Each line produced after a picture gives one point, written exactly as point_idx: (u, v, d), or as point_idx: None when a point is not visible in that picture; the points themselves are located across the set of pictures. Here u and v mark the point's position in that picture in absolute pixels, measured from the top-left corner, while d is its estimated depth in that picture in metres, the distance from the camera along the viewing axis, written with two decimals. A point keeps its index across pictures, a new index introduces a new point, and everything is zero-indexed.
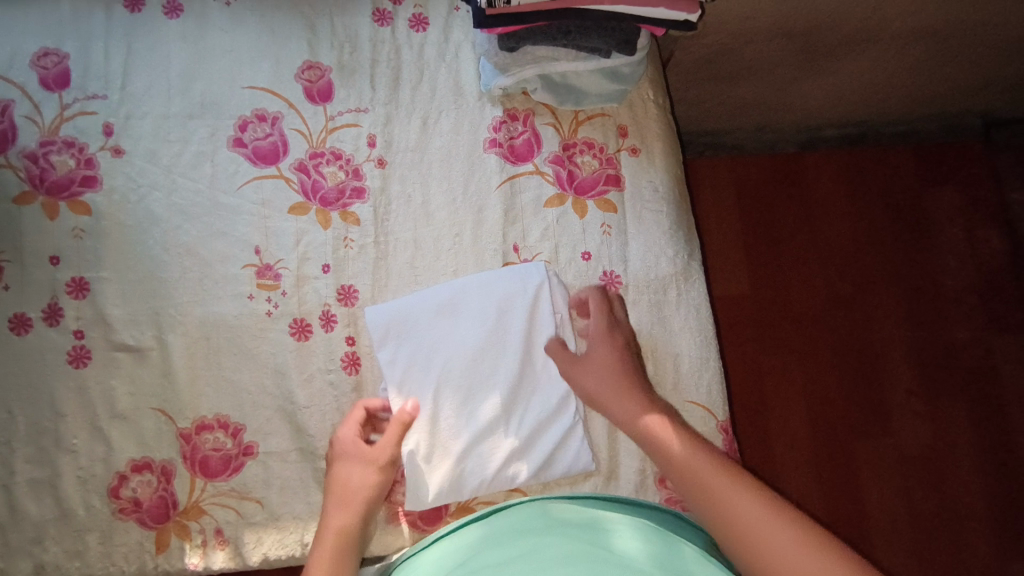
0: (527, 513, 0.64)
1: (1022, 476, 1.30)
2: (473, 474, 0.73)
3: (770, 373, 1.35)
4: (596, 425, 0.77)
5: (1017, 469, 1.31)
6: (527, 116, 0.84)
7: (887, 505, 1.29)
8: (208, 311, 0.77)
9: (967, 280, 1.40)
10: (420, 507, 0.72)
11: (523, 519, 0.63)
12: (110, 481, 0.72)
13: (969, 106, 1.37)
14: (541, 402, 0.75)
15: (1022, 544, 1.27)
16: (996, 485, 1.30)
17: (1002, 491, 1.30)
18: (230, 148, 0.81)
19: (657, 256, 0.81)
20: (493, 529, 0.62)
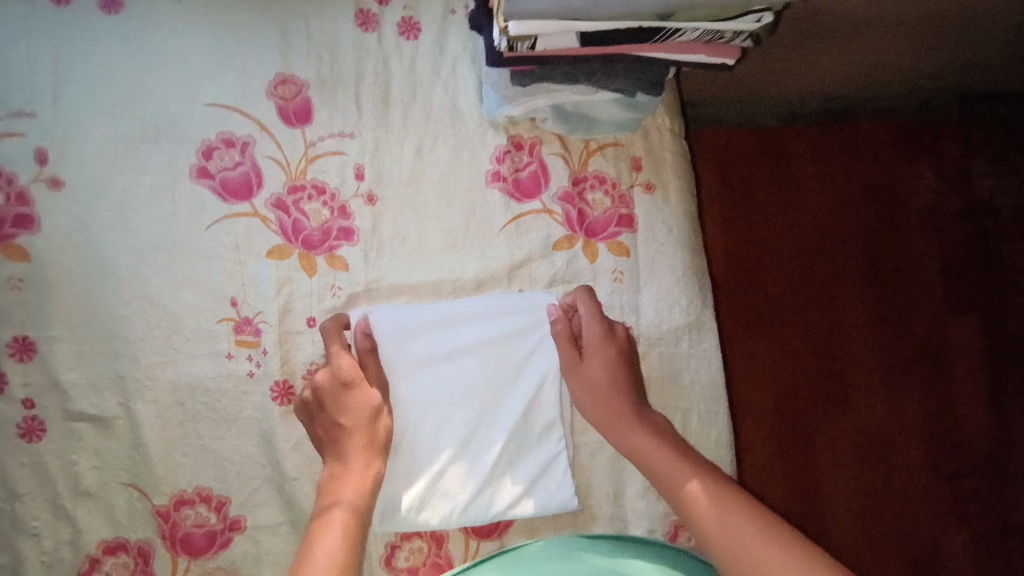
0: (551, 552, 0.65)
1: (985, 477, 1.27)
2: (469, 507, 0.70)
3: (736, 353, 1.29)
4: (601, 481, 0.75)
5: (981, 469, 1.28)
6: (533, 145, 0.75)
7: (842, 488, 1.26)
8: (181, 373, 0.68)
9: (935, 262, 1.34)
10: (385, 531, 0.70)
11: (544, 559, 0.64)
12: (80, 566, 0.65)
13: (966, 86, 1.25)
14: (539, 431, 0.72)
15: (978, 545, 1.25)
16: (959, 484, 1.27)
17: (962, 490, 1.27)
18: (193, 179, 0.70)
19: (670, 306, 0.76)
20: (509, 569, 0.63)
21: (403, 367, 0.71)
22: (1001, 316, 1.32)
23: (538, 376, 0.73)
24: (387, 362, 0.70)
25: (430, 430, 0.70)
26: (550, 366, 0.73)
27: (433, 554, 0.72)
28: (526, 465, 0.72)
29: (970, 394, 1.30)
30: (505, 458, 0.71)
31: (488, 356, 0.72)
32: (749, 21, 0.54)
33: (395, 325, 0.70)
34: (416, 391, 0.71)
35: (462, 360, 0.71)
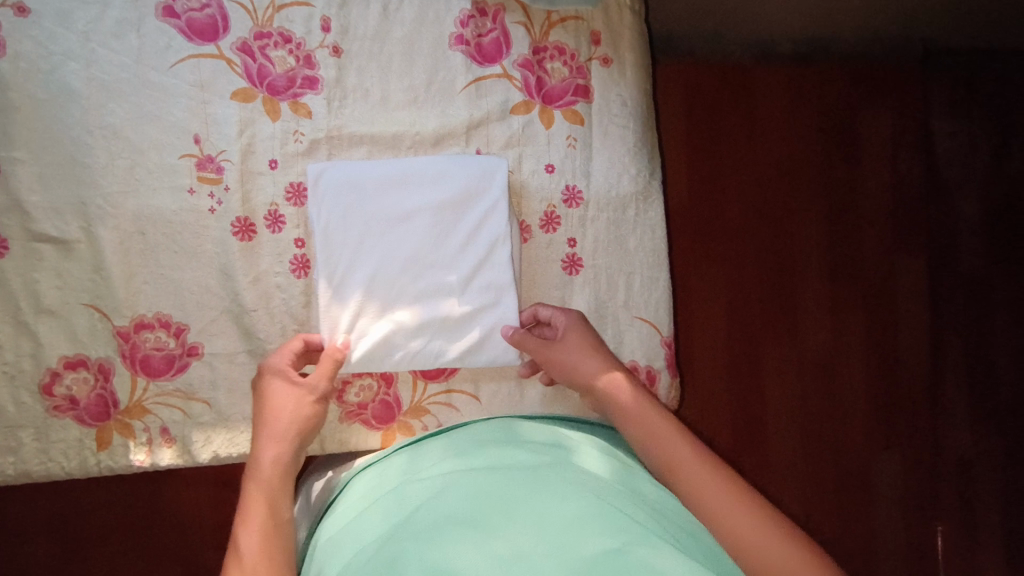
0: (489, 429, 0.71)
1: (907, 396, 1.38)
2: (420, 353, 0.75)
3: (693, 283, 1.34)
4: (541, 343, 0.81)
5: (904, 389, 1.38)
6: (497, 12, 0.78)
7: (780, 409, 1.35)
8: (143, 203, 0.71)
9: (887, 198, 1.40)
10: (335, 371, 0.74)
11: (484, 433, 0.70)
12: (41, 378, 0.69)
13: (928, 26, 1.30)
14: (485, 290, 0.75)
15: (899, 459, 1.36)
16: (885, 403, 1.37)
17: (888, 408, 1.37)
18: (160, 18, 0.71)
19: (619, 174, 0.81)
20: (452, 442, 0.69)
21: (359, 223, 0.73)
22: (932, 249, 1.41)
23: (490, 238, 0.75)
24: (332, 211, 0.73)
25: (385, 280, 0.74)
26: (501, 231, 0.76)
27: (382, 393, 0.79)
28: (476, 319, 0.76)
29: (908, 324, 1.39)
30: (456, 310, 0.75)
31: (444, 215, 0.75)
32: None
33: (356, 183, 0.73)
34: (369, 243, 0.74)
35: (419, 216, 0.75)
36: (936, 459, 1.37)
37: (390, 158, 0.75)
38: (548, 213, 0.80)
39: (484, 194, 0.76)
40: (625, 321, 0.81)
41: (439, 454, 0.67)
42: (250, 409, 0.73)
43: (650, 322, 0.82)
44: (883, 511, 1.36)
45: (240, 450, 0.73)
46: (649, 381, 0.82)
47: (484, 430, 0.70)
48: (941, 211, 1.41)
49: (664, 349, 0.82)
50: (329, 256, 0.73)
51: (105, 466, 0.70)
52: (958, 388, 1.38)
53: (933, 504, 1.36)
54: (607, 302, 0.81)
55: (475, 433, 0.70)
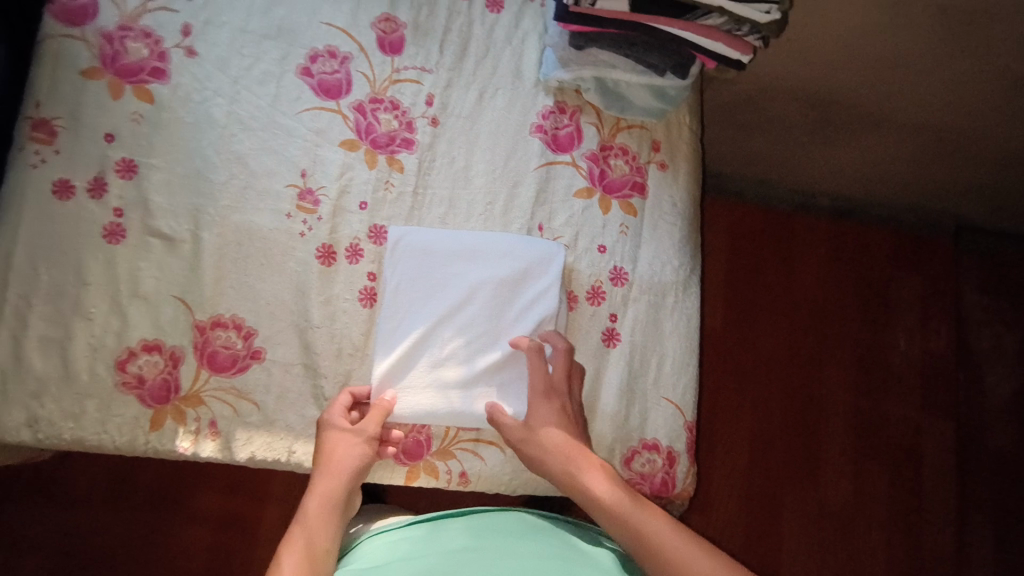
0: (506, 516, 0.75)
1: (924, 547, 1.43)
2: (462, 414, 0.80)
3: (724, 412, 1.45)
4: None
5: (921, 539, 1.43)
6: (574, 112, 0.90)
7: (795, 540, 1.40)
8: (245, 219, 0.81)
9: (915, 360, 1.52)
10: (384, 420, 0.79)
11: (502, 518, 0.75)
12: (119, 354, 0.76)
13: (948, 208, 1.49)
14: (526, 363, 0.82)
15: None
16: (902, 551, 1.42)
17: (905, 557, 1.42)
18: (297, 75, 0.85)
19: (663, 264, 0.88)
20: (473, 523, 0.74)
21: (426, 284, 0.82)
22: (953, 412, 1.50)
23: (538, 318, 0.83)
24: (408, 271, 0.82)
25: (439, 336, 0.81)
26: (553, 308, 0.83)
27: (416, 430, 0.81)
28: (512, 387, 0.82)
29: (932, 486, 1.46)
30: (496, 374, 0.81)
31: (503, 288, 0.83)
32: (760, 12, 0.72)
33: (430, 251, 0.83)
34: (433, 306, 0.82)
35: (480, 287, 0.82)
36: None
37: (465, 231, 0.85)
38: (594, 287, 0.86)
39: (534, 274, 0.84)
40: (652, 398, 0.85)
41: (461, 536, 0.72)
42: (293, 419, 0.78)
43: (676, 404, 0.86)
44: None
45: (276, 455, 0.77)
46: (669, 461, 0.84)
47: (502, 516, 0.75)
48: (969, 386, 1.51)
49: (686, 433, 0.85)
50: (396, 309, 0.81)
51: (152, 446, 0.75)
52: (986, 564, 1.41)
53: None
54: (637, 378, 0.85)
55: (492, 519, 0.75)
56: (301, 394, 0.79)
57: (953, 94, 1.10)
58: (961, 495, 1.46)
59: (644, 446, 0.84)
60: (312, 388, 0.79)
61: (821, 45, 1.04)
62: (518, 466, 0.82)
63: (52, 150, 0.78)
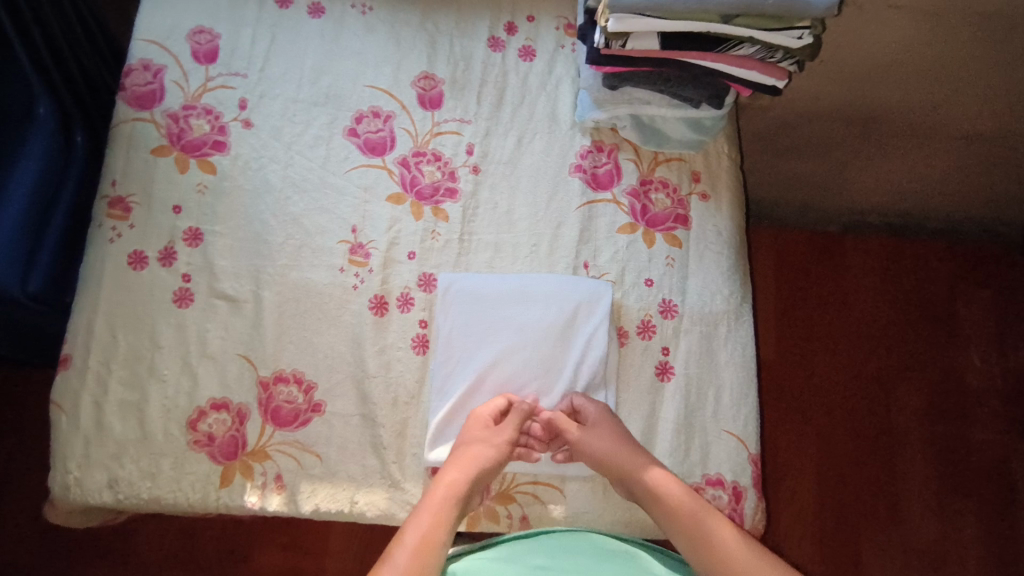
0: (580, 538, 0.74)
1: None
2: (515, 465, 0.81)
3: (788, 445, 1.40)
4: None
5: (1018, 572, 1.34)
6: (612, 149, 0.92)
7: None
8: (302, 276, 0.84)
9: (992, 378, 1.45)
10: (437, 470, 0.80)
11: (576, 540, 0.74)
12: (191, 414, 0.79)
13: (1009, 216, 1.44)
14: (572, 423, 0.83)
15: None
16: None
17: None
18: (344, 136, 0.90)
19: (712, 294, 0.87)
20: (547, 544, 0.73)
21: (477, 329, 0.83)
22: None
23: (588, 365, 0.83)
24: (459, 316, 0.83)
25: (490, 381, 0.83)
26: (602, 348, 0.83)
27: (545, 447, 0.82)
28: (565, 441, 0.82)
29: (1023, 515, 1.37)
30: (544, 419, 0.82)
31: (550, 332, 0.84)
32: (793, 37, 0.72)
33: (480, 295, 0.84)
34: (485, 352, 0.83)
35: (530, 331, 0.84)
36: None
37: (512, 274, 0.86)
38: (645, 320, 0.86)
39: (583, 316, 0.84)
40: (712, 431, 0.83)
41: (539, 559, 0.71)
42: (355, 469, 0.79)
43: (738, 437, 0.83)
44: None
45: (340, 507, 0.78)
46: (735, 497, 0.81)
47: (573, 537, 0.74)
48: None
49: (750, 466, 0.82)
50: (449, 355, 0.83)
51: (222, 502, 0.77)
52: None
53: None
54: (695, 412, 0.83)
55: (565, 543, 0.73)
56: (361, 444, 0.80)
57: (1001, 99, 1.07)
58: None
59: (708, 482, 0.81)
60: (371, 438, 0.80)
61: (858, 63, 1.03)
62: (580, 506, 0.80)
63: (127, 224, 0.83)
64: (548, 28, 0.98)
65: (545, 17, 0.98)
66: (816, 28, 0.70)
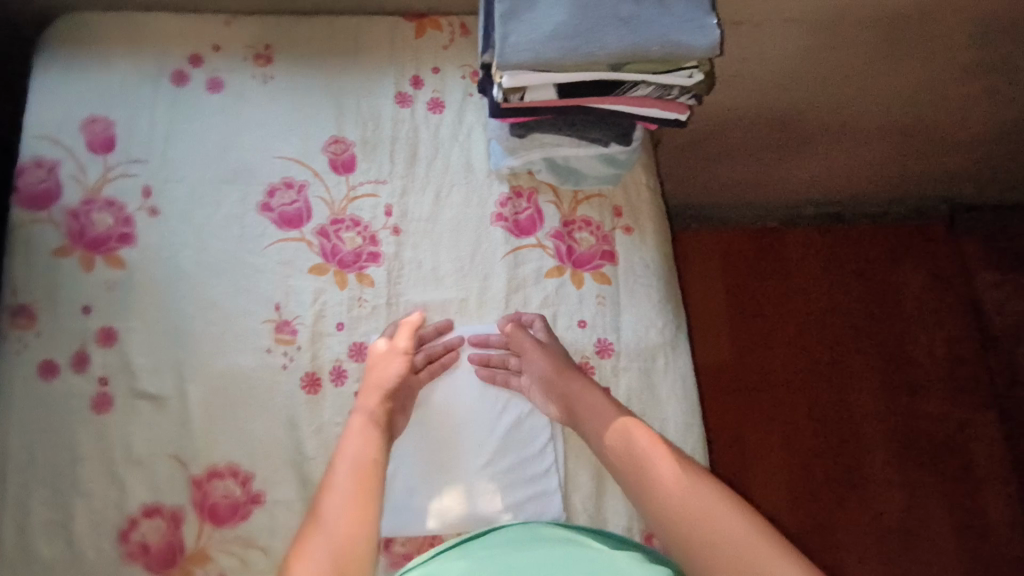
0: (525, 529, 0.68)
1: (995, 547, 1.36)
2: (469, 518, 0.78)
3: (751, 443, 1.41)
4: (580, 512, 0.80)
5: (990, 539, 1.36)
6: (531, 193, 0.92)
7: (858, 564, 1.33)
8: (228, 362, 0.82)
9: (940, 353, 1.49)
10: (393, 535, 0.77)
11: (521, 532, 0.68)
12: (121, 525, 0.75)
13: (935, 194, 1.50)
14: (521, 462, 0.80)
15: None
16: (972, 555, 1.35)
17: (977, 561, 1.34)
18: (258, 212, 0.88)
19: (647, 327, 0.87)
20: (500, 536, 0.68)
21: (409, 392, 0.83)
22: (991, 397, 1.46)
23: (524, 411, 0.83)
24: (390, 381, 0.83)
25: (427, 438, 0.81)
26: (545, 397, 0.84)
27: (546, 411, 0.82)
28: (513, 483, 0.79)
29: (988, 481, 1.40)
30: (499, 472, 0.80)
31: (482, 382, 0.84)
32: (684, 76, 0.73)
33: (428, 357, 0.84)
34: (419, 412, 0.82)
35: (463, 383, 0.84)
36: None
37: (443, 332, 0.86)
38: (583, 363, 0.85)
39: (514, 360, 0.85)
40: None
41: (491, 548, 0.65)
42: None
43: None
44: None
45: None
46: None
47: (517, 531, 0.68)
48: (1001, 370, 1.47)
49: None
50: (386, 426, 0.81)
51: None
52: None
53: None
54: None
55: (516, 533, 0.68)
56: None
57: (905, 91, 1.11)
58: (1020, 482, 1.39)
59: None
60: None
61: (764, 75, 1.05)
62: None
63: (35, 333, 0.80)
64: (454, 78, 0.97)
65: (450, 68, 0.98)
66: (704, 65, 0.72)
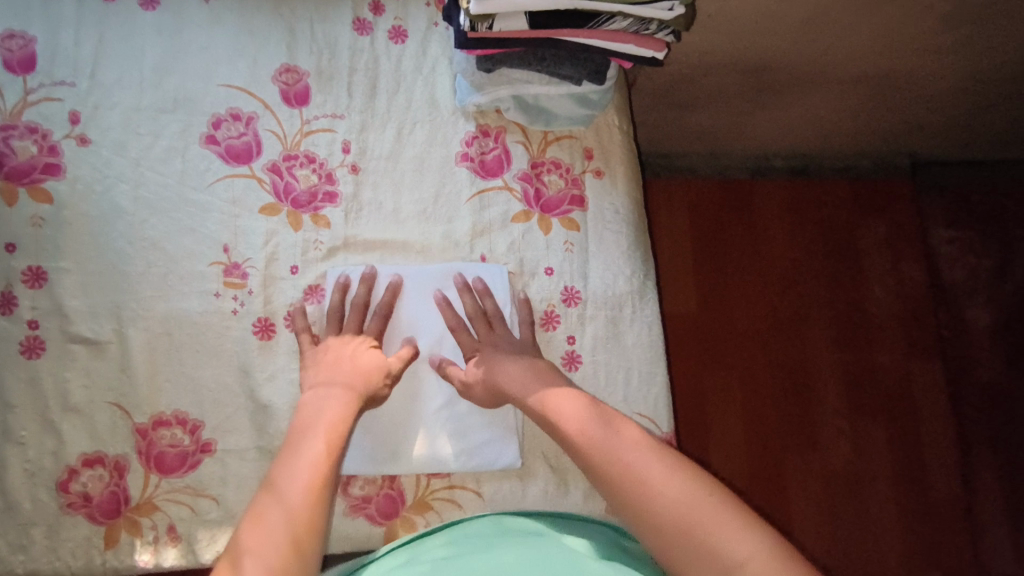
0: (485, 525, 0.69)
1: (931, 489, 1.42)
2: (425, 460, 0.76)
3: (711, 391, 1.43)
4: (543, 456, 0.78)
5: (927, 482, 1.43)
6: (498, 133, 0.87)
7: (805, 506, 1.39)
8: (172, 306, 0.77)
9: (894, 305, 1.52)
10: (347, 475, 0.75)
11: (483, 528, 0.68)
12: (60, 475, 0.71)
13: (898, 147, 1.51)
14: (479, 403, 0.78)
15: (928, 554, 1.39)
16: (910, 497, 1.42)
17: (914, 503, 1.41)
18: (202, 145, 0.81)
19: (615, 275, 0.85)
20: (457, 535, 0.67)
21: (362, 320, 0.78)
22: (938, 348, 1.50)
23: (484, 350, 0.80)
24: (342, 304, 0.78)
25: None
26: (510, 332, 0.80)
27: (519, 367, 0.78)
28: (469, 425, 0.77)
29: (929, 428, 1.46)
30: (456, 415, 0.78)
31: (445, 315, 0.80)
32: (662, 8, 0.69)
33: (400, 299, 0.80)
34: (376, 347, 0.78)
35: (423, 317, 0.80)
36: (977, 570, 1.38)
37: (402, 269, 0.81)
38: (548, 311, 0.83)
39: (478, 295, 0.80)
40: (626, 416, 0.80)
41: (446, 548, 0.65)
42: None
43: (651, 418, 0.81)
44: None
45: None
46: None
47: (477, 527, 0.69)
48: (950, 323, 1.51)
49: (666, 446, 0.80)
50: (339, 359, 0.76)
51: (109, 566, 0.70)
52: (993, 502, 1.41)
53: None
54: (607, 398, 0.81)
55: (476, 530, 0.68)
56: (259, 479, 0.74)
57: (883, 41, 1.08)
58: (958, 429, 1.45)
59: None
60: (269, 472, 0.74)
61: (743, 16, 1.01)
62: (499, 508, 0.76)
63: None
64: (417, 5, 0.90)
65: None
66: None
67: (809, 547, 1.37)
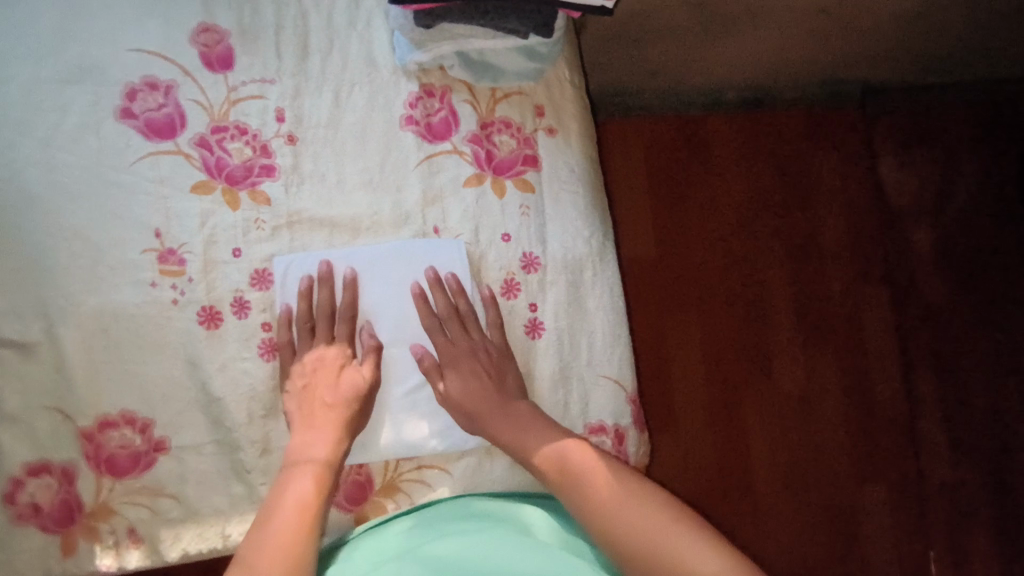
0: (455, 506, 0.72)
1: (877, 409, 1.50)
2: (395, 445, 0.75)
3: (671, 329, 1.46)
4: None
5: (874, 402, 1.50)
6: (444, 92, 0.82)
7: (761, 432, 1.45)
8: (104, 300, 0.71)
9: (844, 233, 1.55)
10: None
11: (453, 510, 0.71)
12: (3, 486, 0.67)
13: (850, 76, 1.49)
14: None
15: (874, 467, 1.47)
16: (858, 417, 1.49)
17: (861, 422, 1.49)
18: (118, 119, 0.74)
19: (574, 238, 0.83)
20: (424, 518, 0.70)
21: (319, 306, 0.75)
22: (885, 274, 1.55)
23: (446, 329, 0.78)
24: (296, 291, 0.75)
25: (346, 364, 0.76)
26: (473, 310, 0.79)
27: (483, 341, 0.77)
28: (435, 408, 0.77)
29: (876, 351, 1.52)
30: (422, 398, 0.77)
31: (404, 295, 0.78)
32: None
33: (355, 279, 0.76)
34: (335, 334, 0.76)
35: (381, 297, 0.77)
36: (919, 480, 1.47)
37: (352, 248, 0.77)
38: (508, 280, 0.80)
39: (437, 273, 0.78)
40: (590, 380, 0.81)
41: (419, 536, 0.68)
42: (219, 500, 0.72)
43: (615, 380, 0.82)
44: (870, 519, 1.45)
45: (211, 544, 0.71)
46: (618, 439, 0.81)
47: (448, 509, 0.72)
48: (896, 248, 1.55)
49: (630, 407, 0.82)
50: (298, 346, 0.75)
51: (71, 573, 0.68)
52: (937, 418, 1.49)
53: (918, 510, 1.46)
54: (570, 363, 0.81)
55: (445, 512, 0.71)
56: (221, 474, 0.72)
57: None
58: (903, 350, 1.52)
59: (591, 430, 0.80)
60: (230, 465, 0.72)
61: None
62: (467, 484, 0.77)
63: None
64: None
65: None
66: None
67: (766, 469, 1.44)
